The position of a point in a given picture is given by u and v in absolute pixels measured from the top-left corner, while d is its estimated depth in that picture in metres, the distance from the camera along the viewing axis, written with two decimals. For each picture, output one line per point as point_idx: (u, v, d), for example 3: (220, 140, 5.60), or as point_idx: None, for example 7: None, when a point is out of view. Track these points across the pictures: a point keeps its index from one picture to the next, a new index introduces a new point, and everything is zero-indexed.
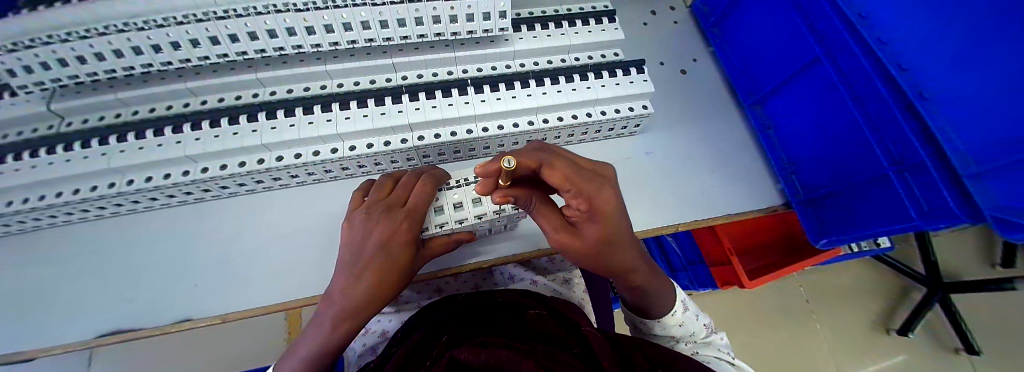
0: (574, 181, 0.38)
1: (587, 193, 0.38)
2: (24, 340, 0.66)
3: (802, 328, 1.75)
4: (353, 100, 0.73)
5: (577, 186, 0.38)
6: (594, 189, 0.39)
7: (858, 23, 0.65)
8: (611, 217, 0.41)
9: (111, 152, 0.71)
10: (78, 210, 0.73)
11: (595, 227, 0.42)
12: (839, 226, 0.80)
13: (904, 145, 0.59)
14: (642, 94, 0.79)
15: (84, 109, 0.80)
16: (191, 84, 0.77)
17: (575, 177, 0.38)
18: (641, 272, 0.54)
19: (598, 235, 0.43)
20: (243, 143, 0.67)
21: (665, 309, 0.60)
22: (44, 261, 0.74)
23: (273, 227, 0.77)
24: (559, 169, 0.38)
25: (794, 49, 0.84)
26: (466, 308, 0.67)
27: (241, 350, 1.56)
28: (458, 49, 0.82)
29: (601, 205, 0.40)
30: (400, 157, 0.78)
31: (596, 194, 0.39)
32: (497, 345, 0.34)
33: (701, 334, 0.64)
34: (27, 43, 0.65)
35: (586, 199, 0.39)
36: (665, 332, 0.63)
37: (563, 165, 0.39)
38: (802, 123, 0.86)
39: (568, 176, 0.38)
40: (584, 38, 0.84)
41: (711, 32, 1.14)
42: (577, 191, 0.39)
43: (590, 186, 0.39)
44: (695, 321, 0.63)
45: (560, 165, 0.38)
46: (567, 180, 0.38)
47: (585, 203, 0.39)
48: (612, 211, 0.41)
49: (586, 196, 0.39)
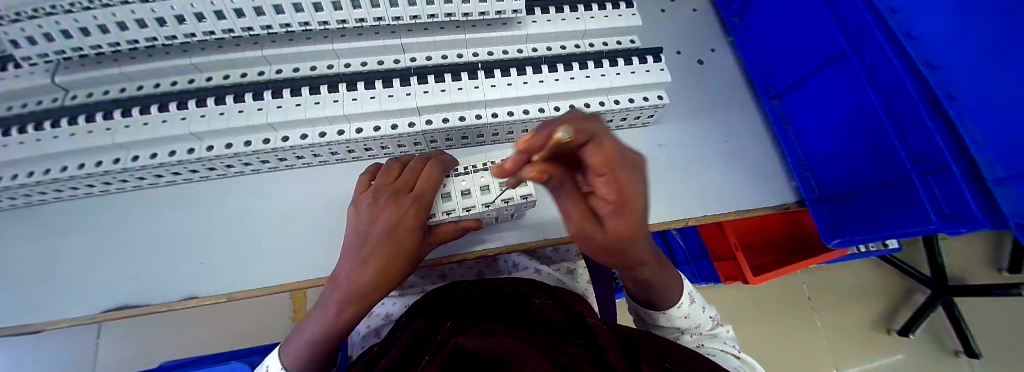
0: (617, 164, 0.25)
1: (626, 186, 0.26)
2: (34, 311, 0.67)
3: (801, 325, 1.76)
4: (360, 81, 0.72)
5: (617, 172, 0.25)
6: (634, 180, 0.27)
7: (890, 17, 0.61)
8: (638, 215, 0.31)
9: (116, 128, 0.70)
10: (84, 185, 0.72)
11: (621, 222, 0.30)
12: (854, 226, 0.79)
13: (929, 146, 0.56)
14: (657, 84, 0.76)
15: (88, 83, 0.79)
16: (196, 60, 0.75)
17: (621, 164, 0.25)
18: (651, 266, 0.48)
19: (624, 234, 0.32)
20: (248, 122, 0.66)
21: (672, 303, 0.59)
22: (52, 234, 0.74)
23: (278, 208, 0.76)
24: (607, 149, 0.25)
25: (820, 41, 0.80)
26: (469, 294, 0.67)
27: (246, 328, 1.59)
28: (468, 31, 0.79)
29: (635, 200, 0.28)
30: (408, 141, 0.76)
31: (632, 188, 0.27)
32: (501, 332, 0.35)
33: (706, 327, 0.63)
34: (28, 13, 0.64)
35: (619, 194, 0.27)
36: (670, 324, 0.62)
37: (610, 144, 0.25)
38: (822, 119, 0.83)
39: (615, 162, 0.25)
40: (599, 23, 0.81)
41: (731, 21, 1.10)
42: (614, 182, 0.26)
43: (632, 177, 0.27)
44: (700, 313, 0.63)
45: (608, 143, 0.25)
46: (612, 167, 0.25)
47: (618, 200, 0.27)
48: (641, 207, 0.30)
49: (622, 190, 0.27)
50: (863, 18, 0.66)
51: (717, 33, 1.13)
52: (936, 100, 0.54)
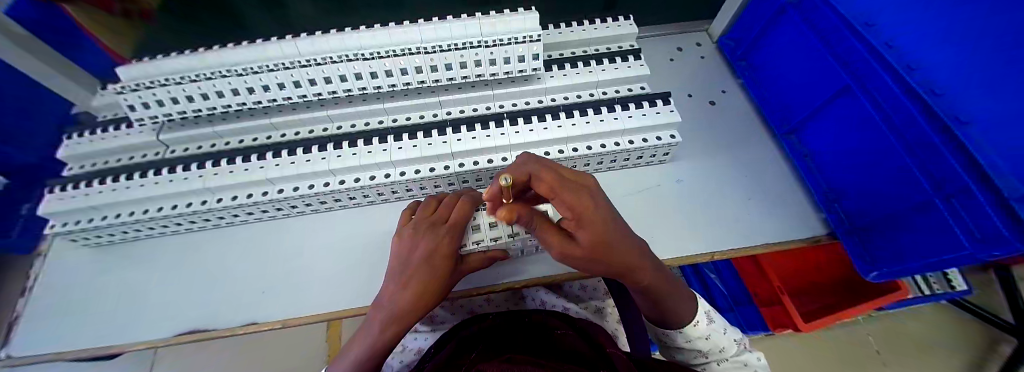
0: (557, 189, 0.39)
1: (572, 203, 0.38)
2: (121, 335, 0.76)
3: None
4: (405, 133, 0.84)
5: (560, 194, 0.38)
6: (577, 197, 0.38)
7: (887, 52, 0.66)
8: (601, 225, 0.40)
9: (207, 175, 0.84)
10: (174, 223, 0.86)
11: (587, 234, 0.40)
12: (891, 256, 0.75)
13: (946, 169, 0.55)
14: (669, 124, 0.83)
15: (186, 139, 0.97)
16: (274, 120, 0.92)
17: (559, 188, 0.38)
18: (652, 280, 0.52)
19: (595, 242, 0.41)
20: (314, 169, 0.79)
21: (688, 320, 0.61)
22: (141, 266, 0.87)
23: (330, 243, 0.86)
24: (544, 180, 0.39)
25: (825, 77, 0.85)
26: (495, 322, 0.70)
27: (272, 362, 1.62)
28: (495, 87, 0.92)
29: (587, 213, 0.39)
30: (443, 182, 0.86)
31: (580, 204, 0.38)
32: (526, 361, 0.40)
33: (731, 352, 0.64)
34: (150, 84, 0.82)
35: (570, 209, 0.39)
36: (689, 345, 0.63)
37: (547, 176, 0.40)
38: (839, 149, 0.85)
39: (554, 186, 0.39)
40: (611, 74, 0.91)
41: (739, 64, 1.18)
42: (560, 201, 0.39)
43: (575, 195, 0.38)
44: (723, 336, 0.64)
45: (545, 176, 0.39)
46: (552, 191, 0.39)
47: (572, 214, 0.39)
48: (601, 218, 0.40)
49: (570, 206, 0.38)
50: (864, 57, 0.72)
51: (726, 74, 1.22)
52: (946, 127, 0.54)
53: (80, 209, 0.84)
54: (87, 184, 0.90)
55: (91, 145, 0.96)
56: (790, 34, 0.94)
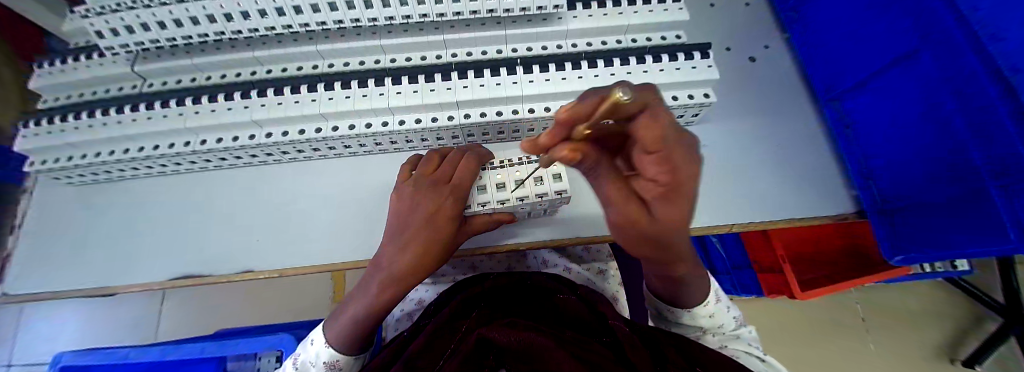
0: (670, 148, 0.22)
1: (680, 166, 0.22)
2: (117, 275, 0.75)
3: (852, 341, 1.65)
4: (405, 76, 0.75)
5: (670, 157, 0.22)
6: (688, 160, 0.22)
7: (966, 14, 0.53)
8: (690, 199, 0.25)
9: (187, 113, 0.77)
10: (159, 164, 0.80)
11: (667, 213, 0.26)
12: (918, 240, 0.71)
13: (1014, 158, 0.48)
14: (704, 81, 0.73)
15: (163, 72, 0.87)
16: (258, 54, 0.82)
17: (673, 140, 0.21)
18: (688, 259, 0.43)
19: (672, 220, 0.26)
20: (304, 111, 0.71)
21: (698, 302, 0.57)
22: (130, 207, 0.83)
23: (325, 193, 0.81)
24: (658, 125, 0.21)
25: (890, 37, 0.72)
26: (494, 281, 0.67)
27: (283, 305, 1.69)
28: (508, 27, 0.80)
29: (689, 180, 0.23)
30: (446, 135, 0.79)
31: (690, 165, 0.22)
32: (527, 328, 0.40)
33: (729, 327, 0.64)
34: (112, 5, 0.71)
35: (672, 174, 0.22)
36: (690, 322, 0.62)
37: (659, 118, 0.22)
38: (891, 123, 0.75)
39: (666, 141, 0.21)
40: (644, 18, 0.79)
41: (788, 16, 1.04)
42: (659, 161, 0.23)
43: (685, 158, 0.23)
44: (725, 313, 0.62)
45: (657, 118, 0.22)
46: (660, 144, 0.21)
47: (668, 178, 0.23)
48: (689, 197, 0.26)
49: (675, 169, 0.22)
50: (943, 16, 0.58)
51: (771, 30, 1.08)
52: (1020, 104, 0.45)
53: (56, 146, 0.78)
54: (61, 118, 0.82)
55: (61, 75, 0.87)
56: None
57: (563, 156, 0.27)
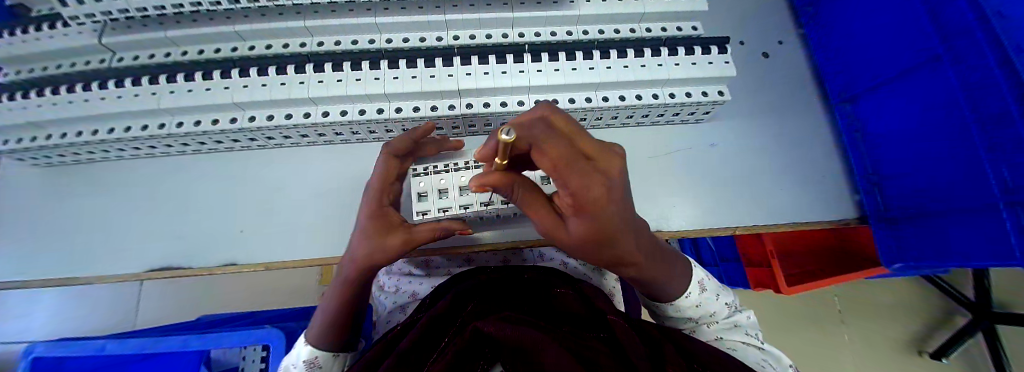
0: (565, 171, 0.26)
1: (577, 185, 0.26)
2: (87, 265, 0.70)
3: (828, 334, 1.70)
4: (401, 59, 0.69)
5: (567, 177, 0.26)
6: (588, 180, 0.26)
7: (994, 20, 0.50)
8: (608, 217, 0.29)
9: (161, 93, 0.70)
10: (133, 147, 0.74)
11: (582, 222, 0.30)
12: (922, 247, 0.71)
13: None
14: (719, 78, 0.69)
15: (135, 45, 0.79)
16: (241, 29, 0.74)
17: (566, 166, 0.26)
18: (643, 267, 0.44)
19: (590, 234, 0.31)
20: (291, 94, 0.65)
21: (677, 296, 0.56)
22: (104, 192, 0.78)
23: (313, 182, 0.77)
24: (550, 153, 0.26)
25: (911, 40, 0.69)
26: (494, 274, 0.64)
27: (273, 292, 1.66)
28: (516, 9, 0.75)
29: (593, 199, 0.27)
30: (447, 125, 0.75)
31: (587, 185, 0.26)
32: (523, 324, 0.37)
33: (722, 315, 0.62)
34: None
35: (573, 192, 0.27)
36: (678, 314, 0.61)
37: (557, 146, 0.26)
38: (900, 129, 0.73)
39: (559, 164, 0.26)
40: (661, 5, 0.74)
41: (805, 11, 1.00)
42: (565, 181, 0.27)
43: (586, 178, 0.26)
44: (718, 302, 0.61)
45: (554, 148, 0.26)
46: (557, 167, 0.26)
47: (573, 197, 0.28)
48: (608, 209, 0.28)
49: (576, 188, 0.26)
50: (967, 22, 0.55)
51: (786, 25, 1.04)
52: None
53: (18, 125, 0.71)
54: (24, 94, 0.75)
55: (21, 46, 0.78)
56: None
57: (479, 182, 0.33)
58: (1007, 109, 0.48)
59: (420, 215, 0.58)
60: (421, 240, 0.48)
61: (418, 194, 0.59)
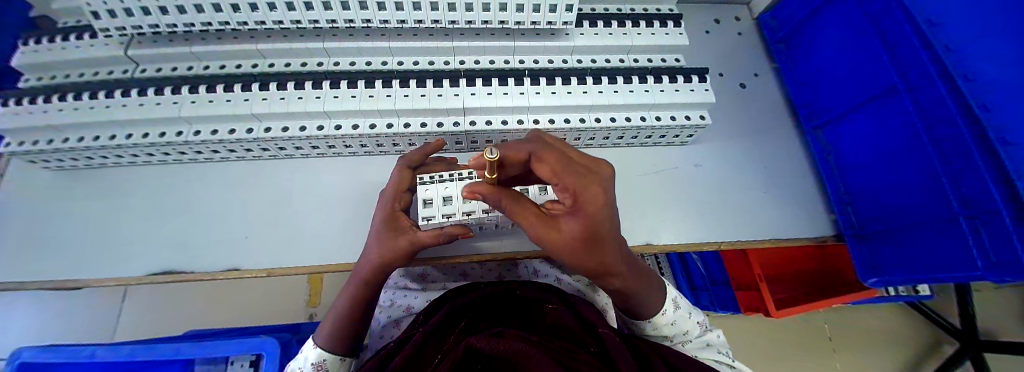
0: (561, 174, 0.33)
1: (577, 191, 0.33)
2: (87, 268, 0.71)
3: (819, 360, 1.71)
4: (411, 79, 0.75)
5: (562, 179, 0.33)
6: (584, 187, 0.32)
7: (946, 56, 0.58)
8: (600, 220, 0.34)
9: (182, 102, 0.74)
10: (146, 153, 0.77)
11: (576, 221, 0.35)
12: (892, 264, 0.76)
13: (982, 191, 0.52)
14: (701, 104, 0.76)
15: (159, 57, 0.84)
16: (263, 47, 0.80)
17: (565, 172, 0.33)
18: (625, 279, 0.48)
19: (580, 233, 0.35)
20: (308, 107, 0.70)
21: (654, 313, 0.60)
22: (111, 196, 0.79)
23: (318, 192, 0.80)
24: (547, 161, 0.34)
25: (869, 74, 0.78)
26: (481, 291, 0.66)
27: (261, 304, 1.63)
28: (517, 39, 0.81)
29: (590, 201, 0.32)
30: (450, 140, 0.79)
31: (584, 192, 0.32)
32: (517, 339, 0.40)
33: (694, 333, 0.66)
34: None
35: (573, 196, 0.34)
36: (655, 332, 0.64)
37: (552, 158, 0.34)
38: (865, 153, 0.80)
39: (556, 169, 0.33)
40: (647, 40, 0.82)
41: (776, 48, 1.10)
42: (564, 184, 0.34)
43: (579, 180, 0.32)
44: (686, 320, 0.64)
45: (550, 159, 0.34)
46: (556, 174, 0.33)
47: (572, 200, 0.34)
48: (602, 210, 0.34)
49: (575, 193, 0.33)
50: (921, 58, 0.63)
51: (761, 59, 1.15)
52: (988, 143, 0.49)
53: (37, 128, 0.74)
54: (44, 99, 0.78)
55: (48, 54, 0.82)
56: (840, 23, 0.87)
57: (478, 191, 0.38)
58: (962, 132, 0.54)
59: (425, 220, 0.60)
60: (422, 244, 0.55)
61: (424, 201, 0.61)
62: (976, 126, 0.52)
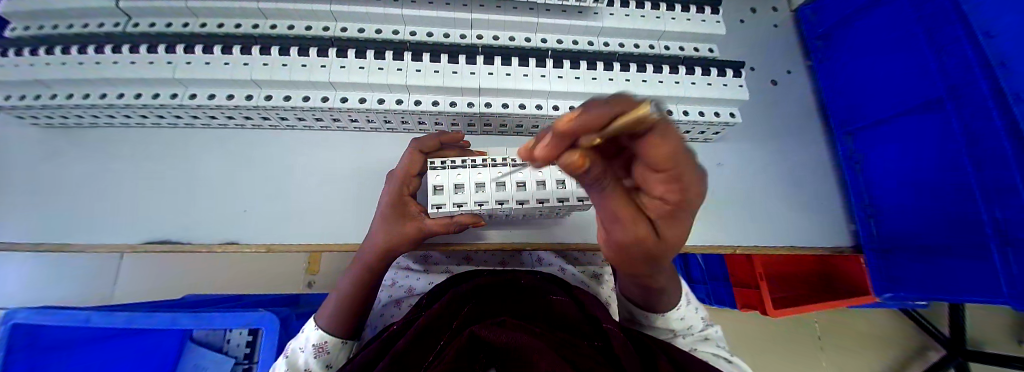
0: (680, 160, 0.18)
1: (689, 178, 0.19)
2: (79, 232, 0.68)
3: (806, 357, 1.73)
4: (425, 52, 0.70)
5: (682, 169, 0.18)
6: (695, 173, 0.20)
7: (997, 68, 0.53)
8: (691, 207, 0.25)
9: (178, 63, 0.69)
10: (140, 115, 0.73)
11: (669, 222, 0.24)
12: (914, 281, 0.73)
13: None
14: (732, 100, 0.72)
15: (154, 12, 0.78)
16: (266, 6, 0.74)
17: (685, 158, 0.18)
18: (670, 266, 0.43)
19: (675, 230, 0.26)
20: (312, 77, 0.65)
21: (670, 306, 0.57)
22: (105, 159, 0.76)
23: (320, 168, 0.76)
24: (664, 141, 0.16)
25: (916, 80, 0.72)
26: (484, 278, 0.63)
27: (259, 276, 1.62)
28: (541, 15, 0.75)
29: (692, 192, 0.21)
30: (462, 122, 0.75)
31: (693, 177, 0.20)
32: (520, 328, 0.37)
33: (698, 327, 0.63)
34: None
35: (678, 189, 0.20)
36: (664, 325, 0.60)
37: (671, 133, 0.17)
38: (897, 164, 0.76)
39: (678, 154, 0.17)
40: (681, 26, 0.76)
41: (814, 44, 1.03)
42: (673, 177, 0.19)
43: (690, 164, 0.19)
44: (693, 315, 0.61)
45: (673, 133, 0.17)
46: (674, 164, 0.18)
47: (678, 196, 0.21)
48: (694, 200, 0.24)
49: (685, 187, 0.20)
50: (972, 67, 0.58)
51: (794, 56, 1.08)
52: None
53: (24, 81, 0.69)
54: (32, 51, 0.74)
55: (35, 2, 0.77)
56: (888, 20, 0.80)
57: (569, 177, 0.19)
58: (1008, 153, 0.50)
59: (434, 208, 0.57)
60: (429, 233, 0.53)
61: (435, 187, 0.58)
62: None
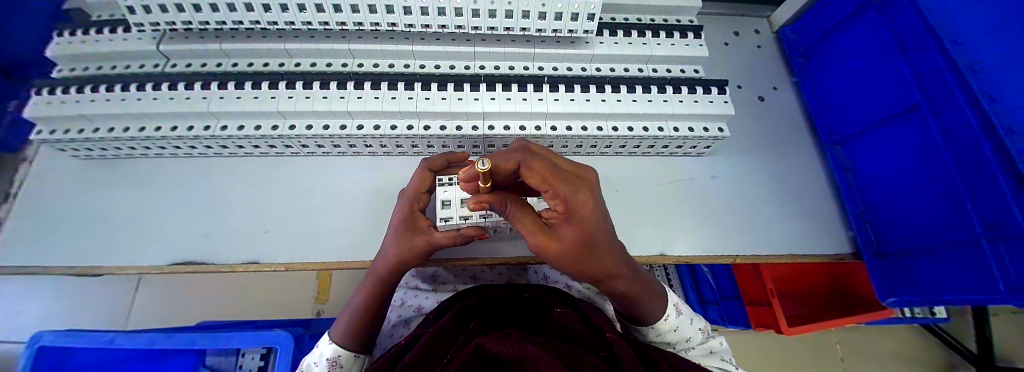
0: (552, 181, 0.33)
1: (568, 196, 0.33)
2: (114, 255, 0.73)
3: None
4: (434, 83, 0.76)
5: (553, 186, 0.33)
6: (573, 191, 0.33)
7: (970, 75, 0.56)
8: (593, 223, 0.35)
9: (212, 98, 0.76)
10: (174, 145, 0.79)
11: (571, 226, 0.35)
12: (911, 284, 0.75)
13: (1004, 215, 0.51)
14: (720, 115, 0.76)
15: (190, 53, 0.86)
16: (291, 47, 0.82)
17: (555, 178, 0.33)
18: (626, 281, 0.47)
19: (578, 237, 0.35)
20: (332, 107, 0.71)
21: (659, 316, 0.58)
22: (138, 186, 0.82)
23: (337, 190, 0.81)
24: (536, 170, 0.34)
25: (893, 91, 0.76)
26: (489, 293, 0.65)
27: (268, 300, 1.64)
28: (537, 45, 0.82)
29: (581, 206, 0.33)
30: (468, 143, 0.80)
31: (574, 196, 0.33)
32: (526, 340, 0.38)
33: (697, 340, 0.64)
34: None
35: (564, 203, 0.34)
36: (659, 338, 0.62)
37: (541, 166, 0.34)
38: (885, 171, 0.79)
39: (547, 177, 0.33)
40: (666, 50, 0.83)
41: (797, 61, 1.10)
42: (554, 192, 0.33)
43: (567, 187, 0.33)
44: (689, 327, 0.63)
45: (537, 165, 0.34)
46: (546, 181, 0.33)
47: (562, 206, 0.34)
48: (593, 214, 0.34)
49: (565, 198, 0.33)
50: (945, 76, 0.62)
51: (780, 73, 1.14)
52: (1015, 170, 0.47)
53: (71, 118, 0.76)
54: (77, 89, 0.81)
55: (83, 46, 0.86)
56: (862, 38, 0.86)
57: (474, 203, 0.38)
58: (987, 155, 0.52)
59: (444, 221, 0.62)
60: (437, 245, 0.56)
61: (442, 202, 0.63)
62: (998, 152, 0.51)
